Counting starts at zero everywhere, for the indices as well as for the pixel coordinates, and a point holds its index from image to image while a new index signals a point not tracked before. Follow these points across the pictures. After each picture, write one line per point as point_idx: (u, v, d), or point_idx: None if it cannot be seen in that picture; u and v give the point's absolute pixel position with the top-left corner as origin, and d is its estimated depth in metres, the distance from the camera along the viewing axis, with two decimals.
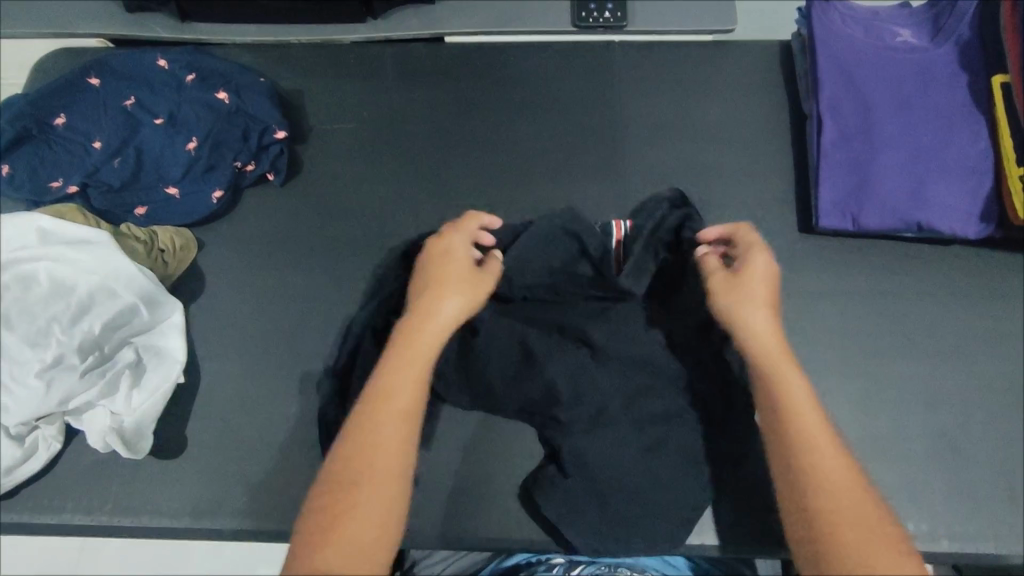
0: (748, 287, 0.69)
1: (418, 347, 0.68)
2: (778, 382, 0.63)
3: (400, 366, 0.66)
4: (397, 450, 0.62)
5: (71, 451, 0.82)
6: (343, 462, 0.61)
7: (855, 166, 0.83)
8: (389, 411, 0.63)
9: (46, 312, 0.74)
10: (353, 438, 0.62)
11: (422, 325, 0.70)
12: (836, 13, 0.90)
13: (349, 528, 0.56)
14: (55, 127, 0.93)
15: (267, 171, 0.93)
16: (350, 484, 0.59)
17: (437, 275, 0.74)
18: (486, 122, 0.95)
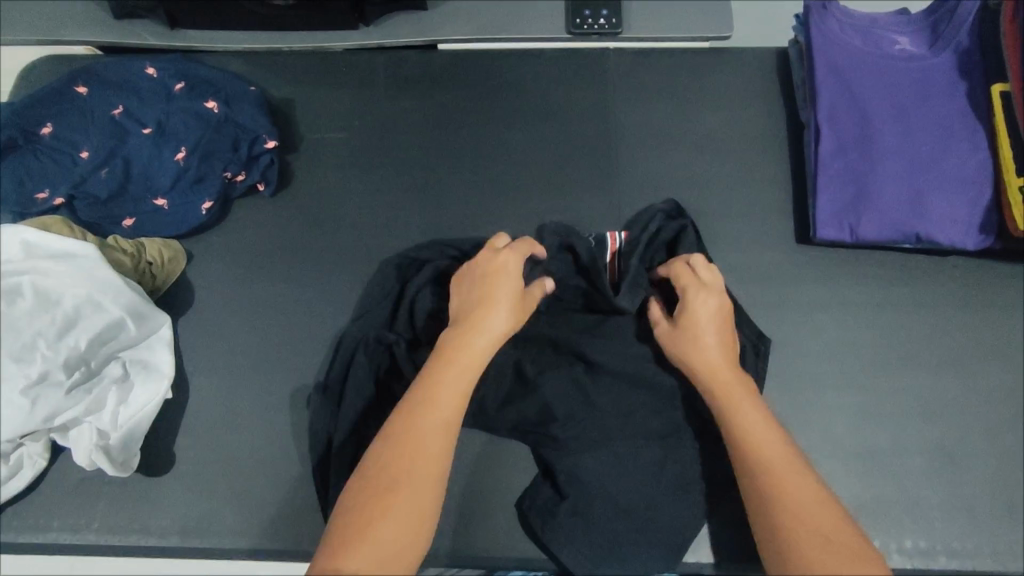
0: (691, 332, 0.72)
1: (463, 361, 0.66)
2: (733, 415, 0.66)
3: (442, 379, 0.64)
4: (432, 469, 0.60)
5: (57, 468, 0.80)
6: (376, 471, 0.60)
7: (853, 177, 0.82)
8: (427, 425, 0.62)
9: (31, 327, 0.72)
10: (389, 451, 0.60)
11: (468, 340, 0.67)
12: (834, 20, 0.88)
13: (376, 539, 0.55)
14: (42, 136, 0.92)
15: (257, 181, 0.92)
16: (382, 495, 0.58)
17: (488, 290, 0.71)
18: (480, 131, 0.94)
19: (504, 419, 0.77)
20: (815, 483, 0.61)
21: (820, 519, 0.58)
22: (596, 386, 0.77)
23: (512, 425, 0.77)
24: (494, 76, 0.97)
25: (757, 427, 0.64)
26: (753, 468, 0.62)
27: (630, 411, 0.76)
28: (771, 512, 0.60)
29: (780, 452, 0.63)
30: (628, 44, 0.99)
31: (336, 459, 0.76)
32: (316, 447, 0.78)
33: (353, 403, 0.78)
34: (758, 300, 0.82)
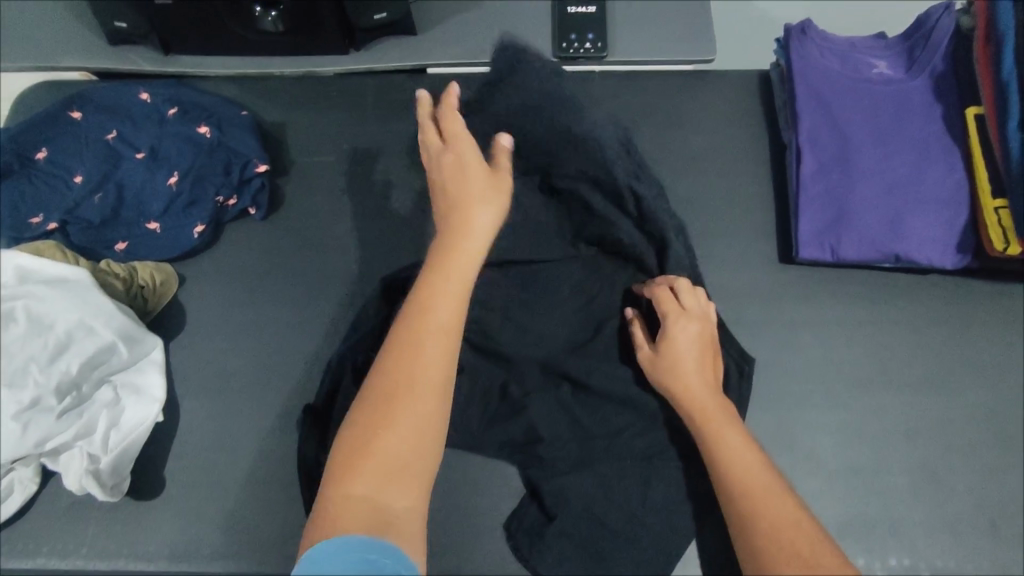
0: (671, 361, 0.74)
1: (454, 266, 0.66)
2: (715, 438, 0.68)
3: (436, 288, 0.65)
4: (435, 365, 0.61)
5: (47, 493, 0.81)
6: (381, 378, 0.61)
7: (833, 197, 0.83)
8: (425, 332, 0.62)
9: (24, 352, 0.72)
10: (391, 358, 0.61)
11: (455, 247, 0.68)
12: (813, 44, 0.90)
13: (388, 438, 0.57)
14: (36, 161, 0.94)
15: (249, 206, 0.93)
16: (390, 396, 0.59)
17: (462, 190, 0.72)
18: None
19: (492, 441, 0.78)
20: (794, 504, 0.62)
21: (799, 541, 0.59)
22: (582, 406, 0.79)
23: (500, 447, 0.78)
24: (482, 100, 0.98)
25: (738, 449, 0.66)
26: (733, 490, 0.64)
27: (615, 430, 0.78)
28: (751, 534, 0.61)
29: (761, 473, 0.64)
30: (614, 68, 1.00)
31: None
32: (304, 467, 0.79)
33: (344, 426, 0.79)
34: (741, 320, 0.83)
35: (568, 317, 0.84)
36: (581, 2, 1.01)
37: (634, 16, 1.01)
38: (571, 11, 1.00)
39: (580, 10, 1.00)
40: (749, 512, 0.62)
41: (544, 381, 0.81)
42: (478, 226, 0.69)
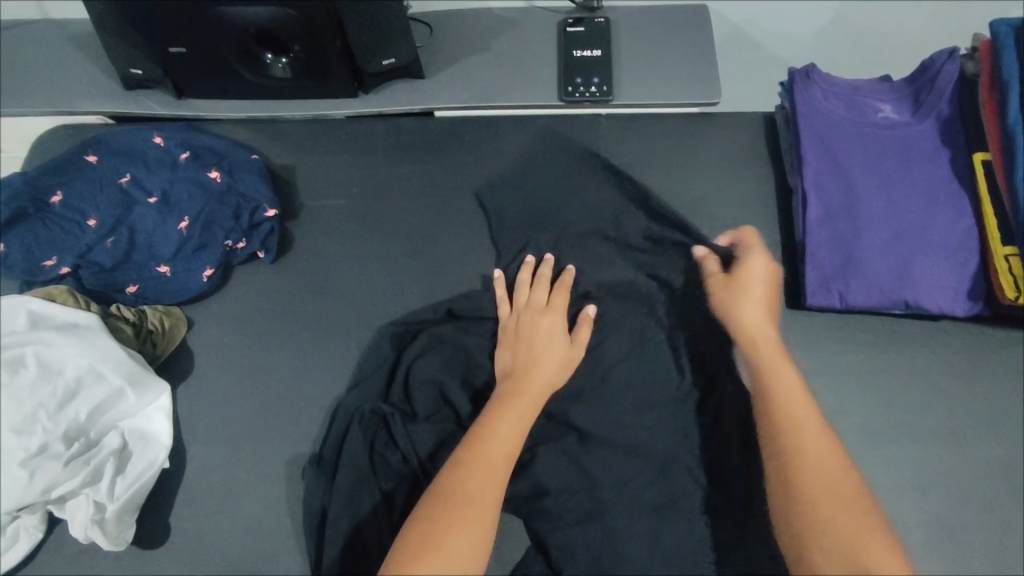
0: (741, 292, 0.82)
1: (523, 401, 0.75)
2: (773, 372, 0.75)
3: (501, 416, 0.73)
4: (496, 485, 0.68)
5: (52, 541, 0.80)
6: (451, 485, 0.67)
7: (840, 243, 0.83)
8: (488, 453, 0.69)
9: (34, 398, 0.77)
10: (461, 469, 0.68)
11: (523, 387, 0.76)
12: (817, 88, 0.91)
13: (451, 541, 0.63)
14: (52, 205, 0.96)
15: (258, 249, 0.94)
16: (457, 503, 0.65)
17: (536, 342, 0.81)
18: (475, 197, 0.96)
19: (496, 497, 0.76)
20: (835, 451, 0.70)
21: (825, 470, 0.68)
22: (592, 458, 0.77)
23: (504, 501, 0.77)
24: (489, 143, 1.00)
25: (792, 387, 0.74)
26: (787, 420, 0.71)
27: (625, 480, 0.76)
28: (796, 464, 0.68)
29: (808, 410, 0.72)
30: (620, 110, 1.01)
31: (330, 532, 0.76)
32: (310, 512, 0.79)
33: (349, 476, 0.78)
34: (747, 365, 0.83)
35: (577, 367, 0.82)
36: (586, 45, 1.02)
37: (639, 59, 1.02)
38: (576, 54, 1.01)
39: (586, 53, 1.01)
40: (797, 444, 0.69)
41: (552, 430, 0.80)
42: (544, 377, 0.78)
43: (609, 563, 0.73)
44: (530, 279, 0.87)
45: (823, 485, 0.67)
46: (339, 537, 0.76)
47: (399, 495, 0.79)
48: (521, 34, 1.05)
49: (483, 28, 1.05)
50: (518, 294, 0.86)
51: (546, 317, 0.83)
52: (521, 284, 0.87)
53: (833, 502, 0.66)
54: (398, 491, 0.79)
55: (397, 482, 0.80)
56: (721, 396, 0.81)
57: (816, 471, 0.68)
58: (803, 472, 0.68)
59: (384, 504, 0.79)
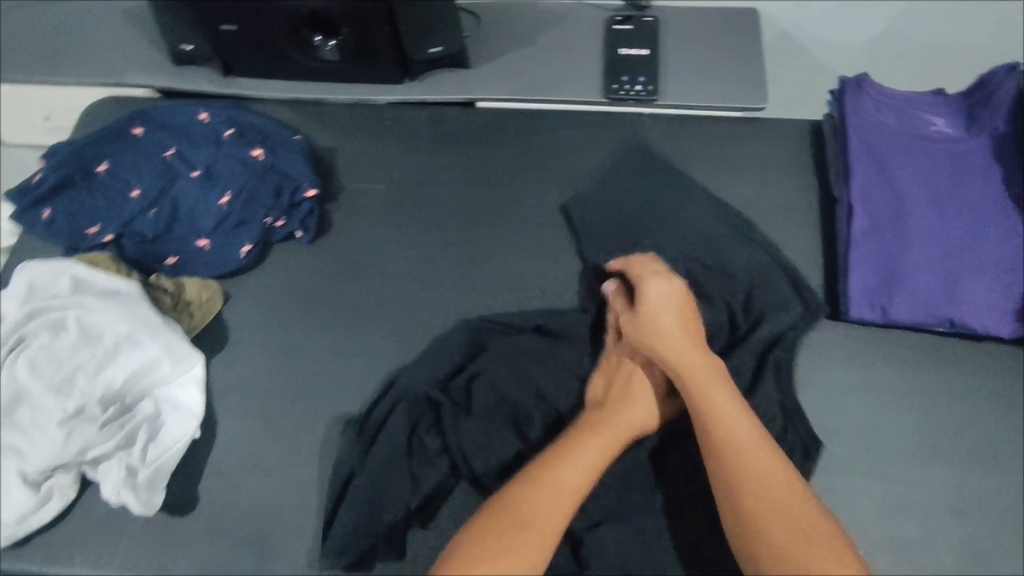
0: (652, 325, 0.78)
1: (607, 435, 0.73)
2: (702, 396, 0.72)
3: (583, 446, 0.71)
4: (557, 520, 0.67)
5: (83, 502, 0.82)
6: (511, 509, 0.66)
7: (886, 256, 0.83)
8: (559, 483, 0.68)
9: (73, 360, 0.81)
10: (527, 495, 0.67)
11: (614, 419, 0.74)
12: (869, 98, 0.91)
13: (497, 564, 0.63)
14: (97, 173, 0.98)
15: (296, 228, 0.95)
16: (513, 529, 0.65)
17: (639, 371, 0.79)
18: (561, 206, 0.95)
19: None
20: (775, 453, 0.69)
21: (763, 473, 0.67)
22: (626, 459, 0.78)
23: None
24: (530, 136, 0.99)
25: (726, 408, 0.71)
26: (719, 446, 0.69)
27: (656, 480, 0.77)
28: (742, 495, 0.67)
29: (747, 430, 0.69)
30: (663, 110, 1.01)
31: (352, 503, 0.78)
32: (335, 487, 0.80)
33: (384, 454, 0.79)
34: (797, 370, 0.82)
35: None
36: (633, 44, 1.02)
37: (686, 60, 1.01)
38: (621, 51, 1.01)
39: (632, 52, 1.01)
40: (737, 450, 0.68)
41: None
42: (641, 412, 0.76)
43: (638, 564, 0.73)
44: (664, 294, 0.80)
45: (763, 486, 0.67)
46: (361, 515, 0.77)
47: (427, 481, 0.79)
48: (567, 28, 1.05)
49: (530, 21, 1.06)
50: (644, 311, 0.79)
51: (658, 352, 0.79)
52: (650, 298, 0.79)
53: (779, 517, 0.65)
54: (429, 477, 0.79)
55: (428, 468, 0.79)
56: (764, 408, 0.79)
57: (759, 490, 0.66)
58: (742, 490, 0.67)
59: (412, 489, 0.79)
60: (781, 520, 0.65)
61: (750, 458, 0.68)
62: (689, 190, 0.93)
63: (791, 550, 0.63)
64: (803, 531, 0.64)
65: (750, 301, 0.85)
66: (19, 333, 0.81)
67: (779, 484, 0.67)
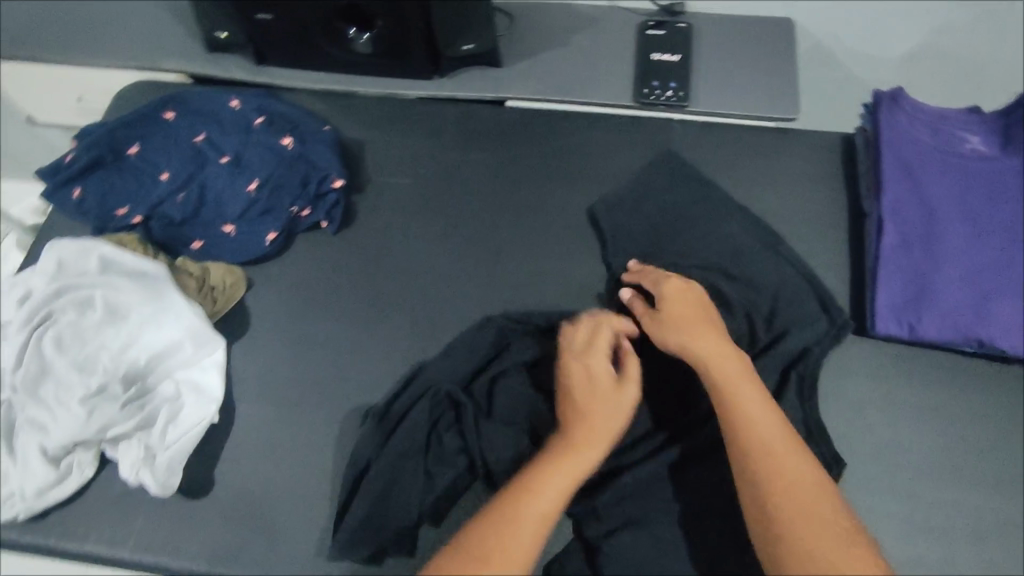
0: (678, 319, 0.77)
1: (572, 458, 0.67)
2: (726, 388, 0.70)
3: (547, 471, 0.67)
4: (521, 552, 0.63)
5: (102, 479, 0.83)
6: (475, 540, 0.63)
7: (915, 273, 0.82)
8: (524, 517, 0.64)
9: (98, 338, 0.83)
10: (490, 525, 0.64)
11: (576, 440, 0.69)
12: (903, 113, 0.90)
13: None
14: (128, 156, 0.99)
15: (322, 219, 0.95)
16: (476, 563, 0.61)
17: (594, 374, 0.73)
18: (588, 214, 0.94)
19: (566, 508, 0.77)
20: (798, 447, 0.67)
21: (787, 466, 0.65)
22: (646, 465, 0.78)
23: None
24: (559, 137, 0.99)
25: (758, 409, 0.69)
26: (744, 445, 0.67)
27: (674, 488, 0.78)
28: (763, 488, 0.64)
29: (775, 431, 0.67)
30: (693, 117, 1.00)
31: (367, 493, 0.78)
32: (349, 475, 0.80)
33: (403, 448, 0.80)
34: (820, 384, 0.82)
35: (651, 390, 0.84)
36: (665, 49, 1.01)
37: (718, 68, 1.01)
38: (653, 56, 1.01)
39: (664, 57, 1.00)
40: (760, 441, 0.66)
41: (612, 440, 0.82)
42: (606, 426, 0.70)
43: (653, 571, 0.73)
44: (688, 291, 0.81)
45: (787, 479, 0.64)
46: (376, 506, 0.77)
47: (443, 478, 0.79)
48: (599, 30, 1.04)
49: (562, 22, 1.05)
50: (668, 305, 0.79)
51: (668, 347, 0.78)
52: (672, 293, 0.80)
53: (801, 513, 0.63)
54: (445, 474, 0.79)
55: (445, 466, 0.80)
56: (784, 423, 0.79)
57: (780, 485, 0.64)
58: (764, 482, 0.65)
59: (428, 484, 0.79)
60: (806, 520, 0.62)
61: (773, 450, 0.66)
62: (716, 208, 0.92)
63: (808, 545, 0.61)
64: (823, 528, 0.62)
65: (773, 316, 0.85)
66: (46, 310, 0.83)
67: (800, 481, 0.64)
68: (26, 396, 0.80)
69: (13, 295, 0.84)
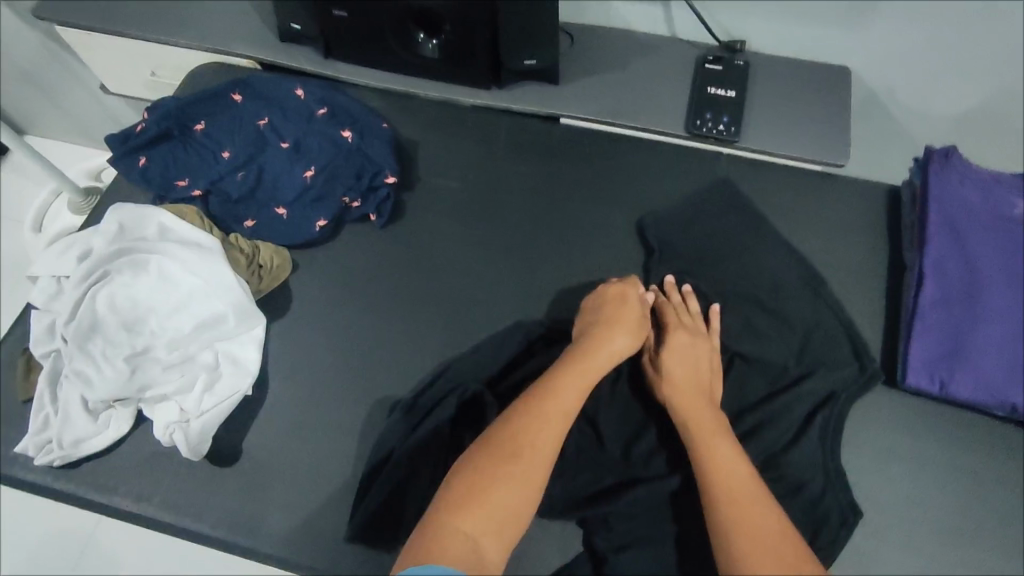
0: (684, 365, 0.80)
1: (588, 368, 0.75)
2: (699, 434, 0.74)
3: (567, 377, 0.74)
4: (551, 443, 0.69)
5: (135, 437, 0.86)
6: (506, 436, 0.68)
7: (952, 331, 0.83)
8: (548, 417, 0.70)
9: (148, 302, 0.86)
10: (519, 420, 0.69)
11: (591, 355, 0.77)
12: (955, 170, 0.90)
13: (495, 493, 0.64)
14: (194, 132, 1.03)
15: (371, 212, 0.98)
16: (509, 456, 0.66)
17: (620, 301, 0.83)
18: (635, 225, 0.97)
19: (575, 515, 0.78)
20: (766, 496, 0.68)
21: (751, 509, 0.67)
22: (663, 487, 0.79)
23: (559, 504, 0.80)
24: (608, 160, 1.02)
25: (726, 460, 0.71)
26: (711, 487, 0.70)
27: (687, 512, 0.79)
28: (725, 527, 0.66)
29: (741, 479, 0.69)
30: (741, 152, 1.01)
31: (387, 480, 0.80)
32: (371, 460, 0.82)
33: (427, 441, 0.82)
34: (843, 430, 0.82)
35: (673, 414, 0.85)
36: (723, 83, 1.02)
37: (772, 108, 1.02)
38: (710, 89, 1.01)
39: (719, 91, 1.01)
40: (726, 485, 0.69)
41: (630, 460, 0.83)
42: (615, 347, 0.78)
43: None
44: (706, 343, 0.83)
45: (749, 519, 0.66)
46: (395, 495, 0.80)
47: None
48: (659, 59, 1.06)
49: (623, 46, 1.07)
50: (683, 350, 0.81)
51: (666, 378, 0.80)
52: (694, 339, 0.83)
53: (760, 550, 0.63)
54: None
55: None
56: (802, 464, 0.80)
57: (742, 525, 0.65)
58: (728, 521, 0.66)
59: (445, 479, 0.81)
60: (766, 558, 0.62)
61: (736, 493, 0.68)
62: (764, 237, 0.94)
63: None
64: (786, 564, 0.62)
65: (802, 353, 0.87)
66: (103, 269, 0.87)
67: (764, 523, 0.66)
68: (74, 348, 0.84)
69: (72, 252, 0.89)
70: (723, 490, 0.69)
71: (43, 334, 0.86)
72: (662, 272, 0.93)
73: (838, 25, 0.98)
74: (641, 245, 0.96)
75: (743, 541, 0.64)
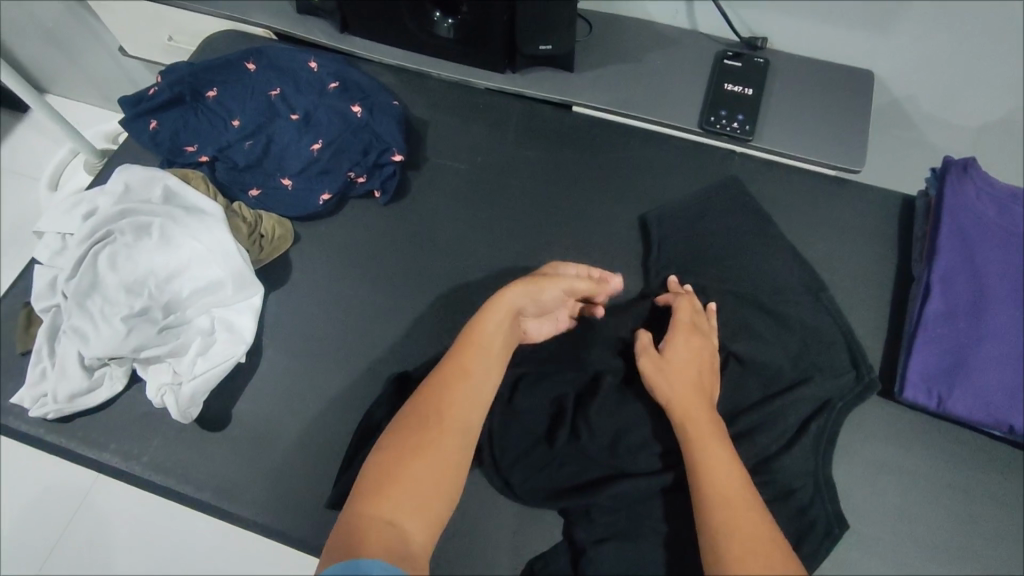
0: (687, 372, 0.79)
1: (488, 335, 0.75)
2: (694, 435, 0.73)
3: (468, 346, 0.74)
4: (459, 414, 0.69)
5: (129, 396, 0.87)
6: (414, 415, 0.69)
7: (954, 347, 0.81)
8: (458, 388, 0.70)
9: (148, 264, 0.87)
10: (426, 397, 0.70)
11: (490, 311, 0.75)
12: (972, 183, 0.87)
13: (410, 471, 0.64)
14: (206, 98, 1.03)
15: (376, 188, 0.98)
16: (419, 433, 0.67)
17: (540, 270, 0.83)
18: (638, 219, 0.96)
19: (561, 501, 0.78)
20: (754, 499, 0.68)
21: (738, 511, 0.66)
22: (648, 484, 0.79)
23: (542, 493, 0.80)
24: (617, 152, 1.01)
25: (720, 463, 0.70)
26: (700, 487, 0.69)
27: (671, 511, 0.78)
28: (712, 526, 0.66)
29: (731, 481, 0.68)
30: (755, 151, 1.00)
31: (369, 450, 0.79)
32: (359, 432, 0.83)
33: None
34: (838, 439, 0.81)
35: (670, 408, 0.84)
36: (740, 80, 1.00)
37: (789, 109, 1.00)
38: (727, 87, 1.00)
39: (737, 89, 1.00)
40: (713, 484, 0.68)
41: (618, 454, 0.82)
42: (513, 298, 0.75)
43: None
44: (705, 348, 0.81)
45: (736, 520, 0.65)
46: None
47: None
48: (678, 52, 1.04)
49: (642, 38, 1.05)
50: (687, 358, 0.80)
51: (669, 380, 0.78)
52: (695, 345, 0.81)
53: (744, 553, 0.62)
54: None
55: None
56: (793, 470, 0.79)
57: (728, 526, 0.65)
58: (715, 521, 0.66)
59: None
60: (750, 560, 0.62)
61: (726, 495, 0.67)
62: (770, 239, 0.93)
63: None
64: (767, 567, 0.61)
65: (800, 359, 0.85)
66: (105, 228, 0.87)
67: (750, 526, 0.65)
68: (73, 304, 0.85)
69: (78, 211, 0.89)
70: (713, 491, 0.68)
71: (44, 290, 0.88)
72: (665, 268, 0.92)
73: (863, 28, 0.95)
74: (643, 241, 0.95)
75: (728, 542, 0.64)
